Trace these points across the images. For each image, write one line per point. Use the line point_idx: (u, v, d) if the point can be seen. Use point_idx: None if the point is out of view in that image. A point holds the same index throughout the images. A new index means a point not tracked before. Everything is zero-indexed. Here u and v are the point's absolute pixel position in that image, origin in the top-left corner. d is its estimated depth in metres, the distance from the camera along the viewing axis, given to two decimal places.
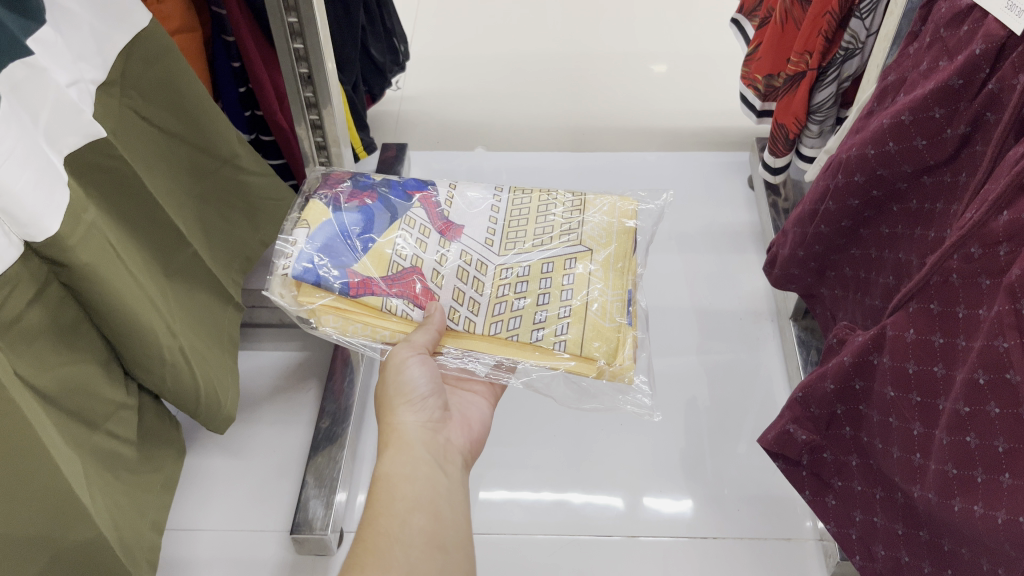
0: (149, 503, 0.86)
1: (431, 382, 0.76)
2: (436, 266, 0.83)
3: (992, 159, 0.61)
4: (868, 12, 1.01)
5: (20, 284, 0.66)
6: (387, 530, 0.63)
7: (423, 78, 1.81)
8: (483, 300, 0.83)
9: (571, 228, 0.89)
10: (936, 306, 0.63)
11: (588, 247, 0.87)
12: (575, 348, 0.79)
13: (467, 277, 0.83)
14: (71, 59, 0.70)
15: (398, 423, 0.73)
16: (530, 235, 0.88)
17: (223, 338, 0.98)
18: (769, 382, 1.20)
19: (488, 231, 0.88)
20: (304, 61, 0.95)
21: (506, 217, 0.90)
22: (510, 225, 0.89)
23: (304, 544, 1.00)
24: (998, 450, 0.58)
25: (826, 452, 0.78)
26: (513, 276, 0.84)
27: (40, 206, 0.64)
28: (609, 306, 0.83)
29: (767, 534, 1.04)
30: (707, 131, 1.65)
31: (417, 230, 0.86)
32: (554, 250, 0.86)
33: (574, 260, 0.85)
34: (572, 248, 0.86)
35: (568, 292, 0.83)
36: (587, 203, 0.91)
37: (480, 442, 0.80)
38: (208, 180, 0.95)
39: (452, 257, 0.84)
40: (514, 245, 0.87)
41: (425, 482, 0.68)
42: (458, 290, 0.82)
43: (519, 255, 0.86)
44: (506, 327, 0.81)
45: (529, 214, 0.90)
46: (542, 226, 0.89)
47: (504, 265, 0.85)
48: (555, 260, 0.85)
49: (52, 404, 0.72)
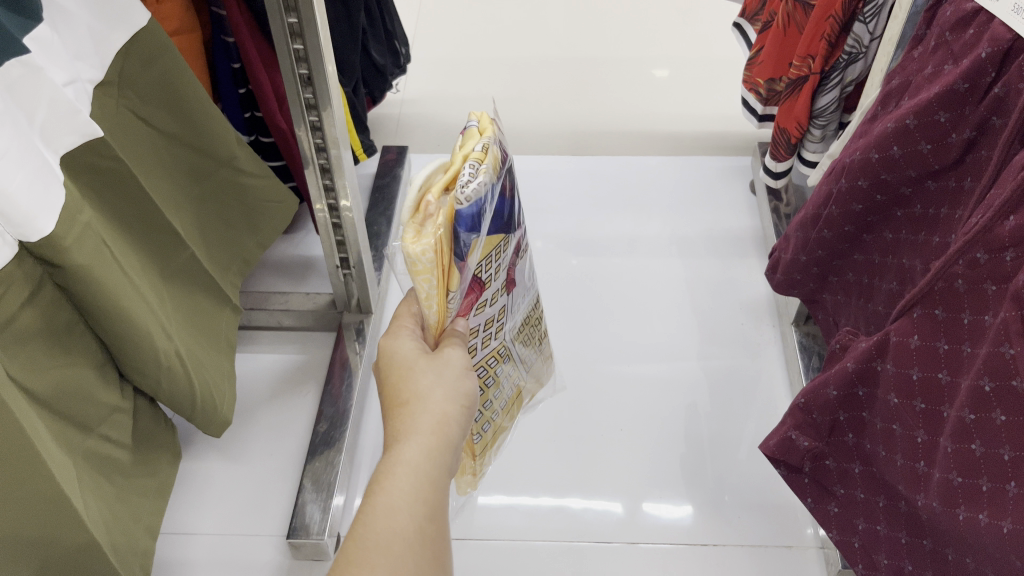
0: (144, 507, 0.85)
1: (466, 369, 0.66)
2: (491, 301, 0.71)
3: (998, 163, 0.60)
4: (872, 16, 1.00)
5: (13, 284, 0.65)
6: (401, 530, 0.56)
7: (424, 81, 1.80)
8: (492, 346, 0.76)
9: (534, 355, 0.89)
10: (940, 312, 0.63)
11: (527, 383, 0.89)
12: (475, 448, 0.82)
13: (491, 327, 0.74)
14: (67, 58, 0.69)
15: (423, 391, 0.64)
16: (525, 334, 0.84)
17: (221, 340, 0.97)
18: (770, 389, 1.19)
19: (524, 297, 0.81)
20: (304, 62, 0.94)
21: (526, 306, 0.84)
22: (522, 318, 0.83)
23: (301, 549, 1.00)
24: (1004, 459, 0.57)
25: (828, 459, 0.77)
26: (501, 359, 0.79)
27: (35, 206, 0.63)
28: (492, 443, 0.87)
29: (767, 542, 1.03)
30: (708, 135, 1.64)
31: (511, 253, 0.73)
32: (521, 361, 0.85)
33: (519, 380, 0.86)
34: (524, 376, 0.88)
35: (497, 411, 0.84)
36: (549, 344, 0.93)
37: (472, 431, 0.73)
38: (207, 181, 0.94)
39: (497, 309, 0.73)
40: (515, 334, 0.82)
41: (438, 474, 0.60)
42: (490, 321, 0.73)
43: (512, 343, 0.81)
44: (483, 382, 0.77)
45: (531, 313, 0.86)
46: (527, 329, 0.86)
47: (506, 343, 0.79)
48: (515, 369, 0.84)
49: (45, 406, 0.71)
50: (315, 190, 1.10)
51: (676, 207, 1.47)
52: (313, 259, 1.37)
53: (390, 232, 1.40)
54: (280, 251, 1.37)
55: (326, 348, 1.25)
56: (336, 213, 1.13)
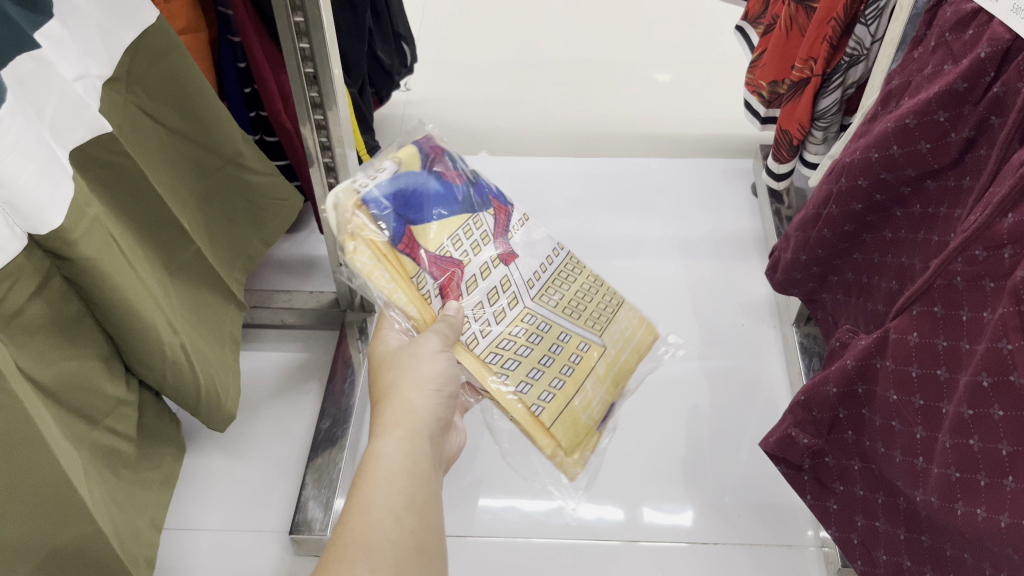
0: (148, 500, 0.86)
1: (453, 374, 0.77)
2: (477, 274, 0.88)
3: (997, 162, 0.61)
4: (874, 19, 1.01)
5: (22, 276, 0.66)
6: (378, 523, 0.60)
7: (427, 82, 1.81)
8: (497, 330, 0.87)
9: (594, 321, 0.95)
10: (939, 309, 0.63)
11: (601, 343, 0.94)
12: (546, 418, 0.85)
13: (495, 300, 0.88)
14: (77, 54, 0.70)
15: (410, 406, 0.71)
16: (552, 304, 0.93)
17: (225, 336, 0.98)
18: (771, 390, 1.20)
19: (536, 270, 0.94)
20: (310, 61, 0.95)
21: (552, 271, 0.95)
22: (548, 281, 0.94)
23: (303, 545, 1.00)
24: (1002, 454, 0.58)
25: (828, 456, 0.78)
26: (527, 329, 0.89)
27: (44, 199, 0.64)
28: (594, 405, 0.91)
29: (767, 541, 1.04)
30: (711, 138, 1.65)
31: (478, 233, 0.90)
32: (567, 325, 0.92)
33: (574, 341, 0.91)
34: (578, 338, 0.92)
35: (560, 375, 0.88)
36: (621, 307, 0.99)
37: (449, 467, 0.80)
38: (212, 179, 0.95)
39: (493, 276, 0.89)
40: (547, 299, 0.93)
41: (420, 479, 0.66)
42: (482, 305, 0.87)
43: (545, 311, 0.92)
44: (502, 363, 0.85)
45: (569, 288, 0.96)
46: (574, 304, 0.95)
47: (530, 308, 0.90)
48: (553, 328, 0.91)
49: (51, 398, 0.72)
50: (319, 188, 1.10)
51: (678, 208, 1.48)
52: (317, 258, 1.38)
53: None
54: (285, 250, 1.38)
55: (328, 346, 1.25)
56: None
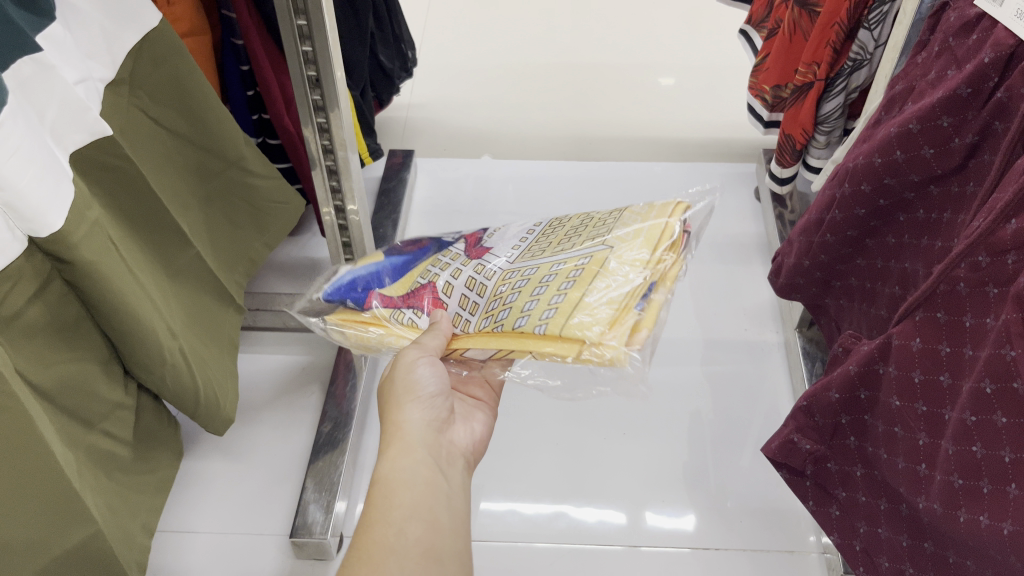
0: (140, 504, 0.86)
1: (440, 382, 0.75)
2: (450, 279, 0.86)
3: (1001, 168, 0.61)
4: (877, 23, 1.00)
5: (22, 279, 0.66)
6: (383, 540, 0.61)
7: (431, 85, 1.81)
8: (485, 307, 0.81)
9: (598, 234, 0.84)
10: (943, 315, 0.63)
11: (609, 245, 0.82)
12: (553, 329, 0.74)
13: (474, 284, 0.84)
14: (78, 57, 0.70)
15: (403, 420, 0.72)
16: (551, 248, 0.85)
17: (224, 339, 0.98)
18: (773, 395, 1.19)
19: (516, 246, 0.88)
20: (313, 64, 0.95)
21: (537, 235, 0.89)
22: (536, 240, 0.88)
23: (303, 549, 1.00)
24: (1005, 461, 0.57)
25: (830, 462, 0.78)
26: (518, 275, 0.82)
27: (46, 202, 0.64)
28: (616, 298, 0.76)
29: (769, 547, 1.03)
30: (714, 142, 1.65)
31: (450, 258, 0.90)
32: (570, 253, 0.82)
33: (588, 256, 0.80)
34: (590, 249, 0.81)
35: (568, 283, 0.78)
36: (624, 210, 0.87)
37: (483, 449, 0.79)
38: (214, 181, 0.95)
39: (464, 271, 0.86)
40: (533, 253, 0.85)
41: (424, 486, 0.66)
42: (464, 297, 0.84)
43: (532, 260, 0.84)
44: (495, 319, 0.79)
45: (561, 232, 0.88)
46: (571, 238, 0.86)
47: (513, 268, 0.84)
48: (568, 260, 0.81)
49: (48, 401, 0.72)
50: (322, 192, 1.10)
51: None
52: (319, 262, 1.38)
53: (394, 235, 1.40)
54: (287, 253, 1.39)
55: (330, 349, 1.25)
56: (342, 215, 1.14)
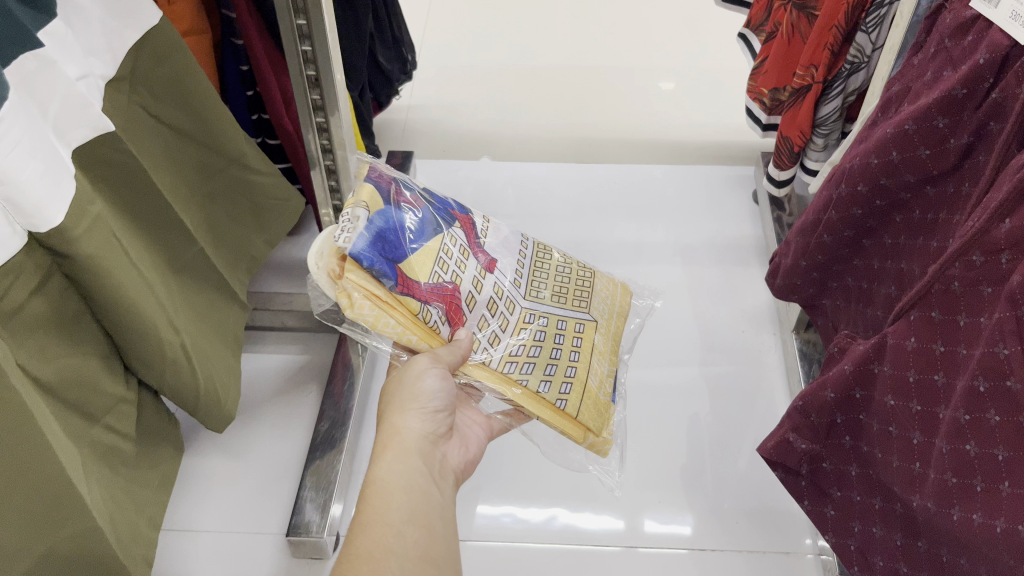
0: (145, 499, 0.86)
1: (447, 398, 0.76)
2: (472, 290, 0.85)
3: (995, 168, 0.61)
4: (874, 26, 1.01)
5: (23, 273, 0.66)
6: (381, 539, 0.63)
7: (432, 87, 1.82)
8: (505, 351, 0.86)
9: (582, 294, 0.96)
10: (938, 314, 0.63)
11: (594, 317, 0.96)
12: (573, 412, 0.87)
13: (496, 310, 0.87)
14: (80, 53, 0.71)
15: (402, 426, 0.73)
16: (550, 290, 0.93)
17: (227, 336, 0.98)
18: (770, 397, 1.19)
19: (516, 268, 0.92)
20: (313, 63, 0.96)
21: (531, 264, 0.94)
22: (533, 272, 0.94)
23: (300, 547, 1.00)
24: (998, 459, 0.58)
25: (825, 461, 0.78)
26: (534, 323, 0.89)
27: (46, 196, 0.64)
28: (604, 378, 0.93)
29: (766, 548, 1.03)
30: (712, 145, 1.65)
31: (459, 249, 0.86)
32: (568, 311, 0.93)
33: (583, 325, 0.93)
34: (582, 315, 0.94)
35: (576, 353, 0.91)
36: (598, 276, 1.00)
37: (473, 464, 0.82)
38: (215, 180, 0.96)
39: (486, 287, 0.87)
40: (537, 292, 0.92)
41: (419, 495, 0.68)
42: (485, 320, 0.86)
43: (540, 304, 0.91)
44: (520, 370, 0.86)
45: (548, 272, 0.95)
46: (559, 286, 0.95)
47: (529, 308, 0.90)
48: (569, 320, 0.92)
49: (51, 395, 0.72)
50: (322, 191, 1.11)
51: (678, 215, 1.48)
52: None
53: None
54: (287, 251, 1.39)
55: (329, 349, 1.25)
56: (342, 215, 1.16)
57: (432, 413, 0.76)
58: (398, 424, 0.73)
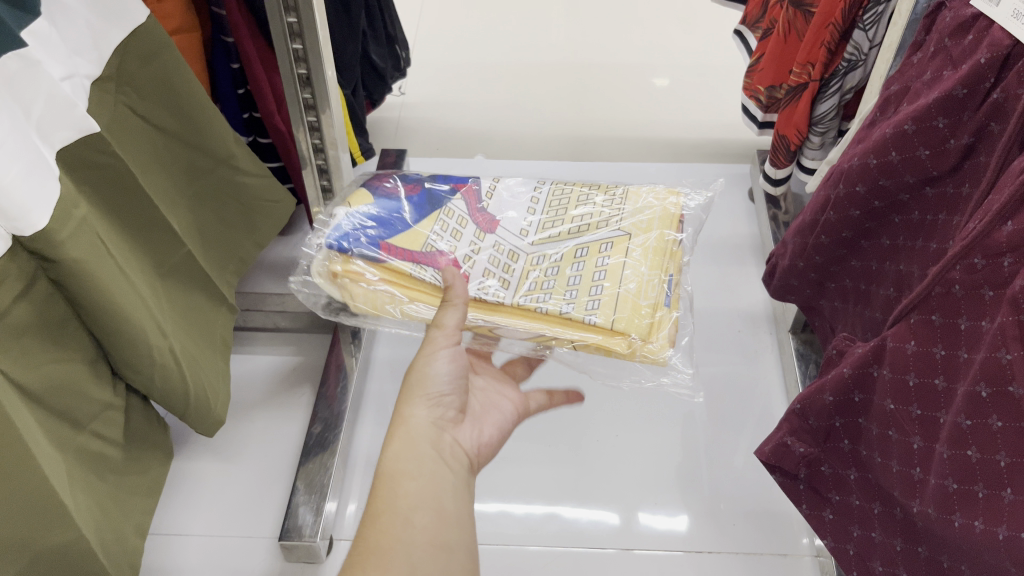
0: (134, 506, 0.85)
1: (454, 377, 0.73)
2: (469, 252, 0.90)
3: (996, 170, 0.60)
4: (872, 23, 1.00)
5: (7, 277, 0.65)
6: (387, 529, 0.62)
7: (424, 85, 1.80)
8: (514, 284, 0.87)
9: (611, 216, 0.93)
10: (938, 318, 0.62)
11: (627, 233, 0.90)
12: (605, 322, 0.82)
13: (499, 263, 0.89)
14: (65, 52, 0.69)
15: (408, 415, 0.70)
16: (567, 221, 0.93)
17: (215, 340, 0.97)
18: (766, 397, 1.19)
19: (526, 211, 0.94)
20: (304, 62, 0.94)
21: (544, 206, 0.95)
22: (546, 212, 0.94)
23: (293, 551, 0.99)
24: (1000, 465, 0.57)
25: (824, 465, 0.77)
26: (546, 260, 0.89)
27: (29, 199, 0.63)
28: (645, 285, 0.86)
29: (761, 550, 1.02)
30: (708, 143, 1.64)
31: (454, 219, 0.93)
32: (589, 236, 0.90)
33: (609, 244, 0.89)
34: (611, 234, 0.90)
35: (601, 272, 0.87)
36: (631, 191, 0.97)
37: (499, 445, 0.78)
38: (204, 180, 0.94)
39: (485, 245, 0.91)
40: (548, 229, 0.92)
41: (427, 481, 0.66)
42: (489, 270, 0.88)
43: (552, 241, 0.91)
44: (535, 302, 0.85)
45: (567, 203, 0.95)
46: (579, 215, 0.93)
47: (536, 252, 0.90)
48: (590, 245, 0.90)
49: (37, 401, 0.71)
50: (314, 192, 1.10)
51: None
52: None
53: None
54: (279, 252, 1.38)
55: (321, 350, 1.24)
56: None
57: (445, 392, 0.72)
58: (413, 410, 0.70)
